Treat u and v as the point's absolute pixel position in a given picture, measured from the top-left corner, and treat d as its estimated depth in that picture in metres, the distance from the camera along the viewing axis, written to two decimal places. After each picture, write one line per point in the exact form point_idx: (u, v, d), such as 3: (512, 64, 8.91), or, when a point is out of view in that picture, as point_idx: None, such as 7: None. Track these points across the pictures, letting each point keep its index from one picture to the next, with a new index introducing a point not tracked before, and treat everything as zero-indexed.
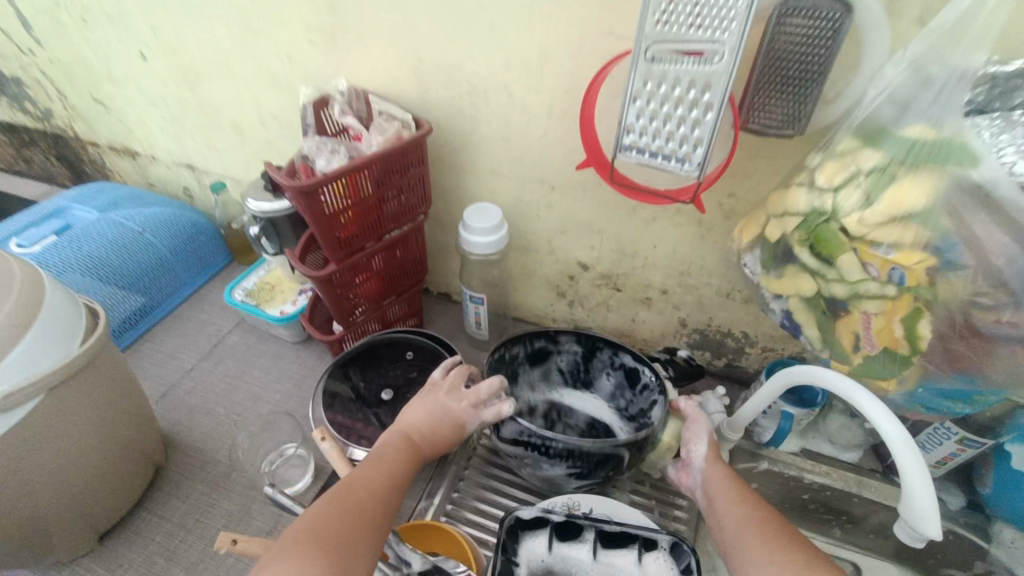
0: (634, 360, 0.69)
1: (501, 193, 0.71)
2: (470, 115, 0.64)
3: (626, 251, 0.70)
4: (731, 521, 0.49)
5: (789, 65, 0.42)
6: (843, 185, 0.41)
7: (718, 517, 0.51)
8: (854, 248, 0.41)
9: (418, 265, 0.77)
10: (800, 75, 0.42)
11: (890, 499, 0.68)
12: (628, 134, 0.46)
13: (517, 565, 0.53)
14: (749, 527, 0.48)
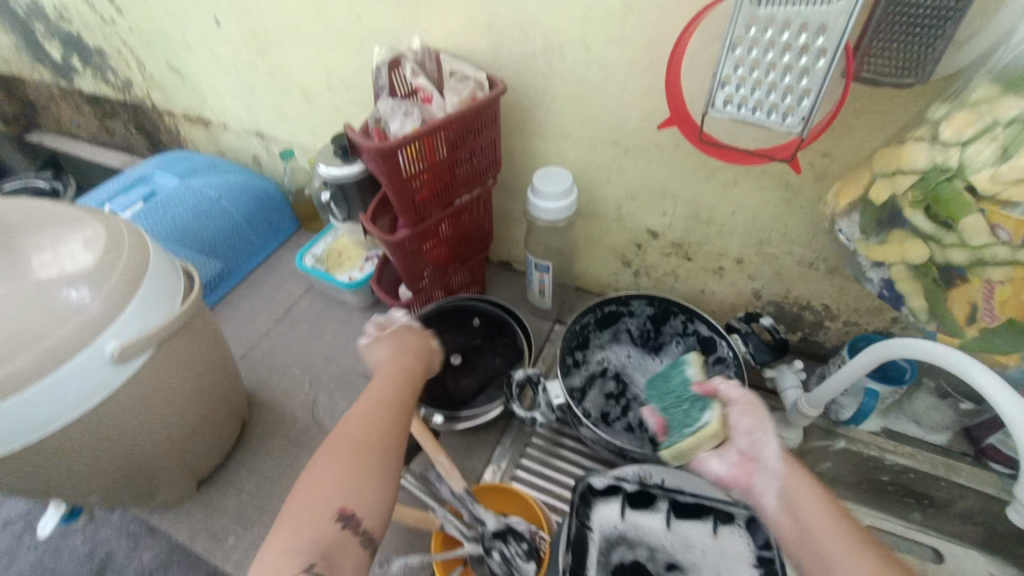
0: (710, 330, 0.70)
1: (572, 156, 0.69)
2: (543, 74, 0.62)
3: (701, 217, 0.67)
4: (833, 553, 0.42)
5: (919, 5, 0.38)
6: (975, 138, 0.37)
7: (814, 537, 0.43)
8: (982, 209, 0.37)
9: (484, 232, 0.77)
10: (931, 15, 0.38)
11: (982, 484, 0.64)
12: (724, 87, 0.43)
13: (590, 531, 0.54)
14: (849, 556, 0.41)
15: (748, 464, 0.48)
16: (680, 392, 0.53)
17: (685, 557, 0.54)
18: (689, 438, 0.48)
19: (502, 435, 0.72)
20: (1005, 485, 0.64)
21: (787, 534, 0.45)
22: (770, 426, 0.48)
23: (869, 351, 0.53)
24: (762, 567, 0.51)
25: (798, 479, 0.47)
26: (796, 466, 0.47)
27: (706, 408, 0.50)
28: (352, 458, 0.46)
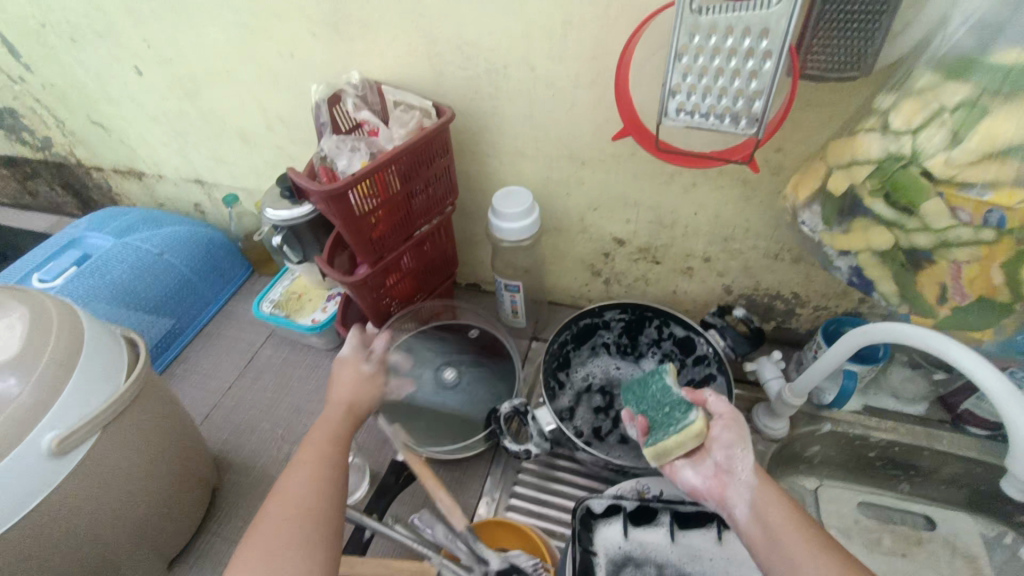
0: (685, 330, 0.71)
1: (529, 174, 0.68)
2: (490, 94, 0.60)
3: (665, 221, 0.67)
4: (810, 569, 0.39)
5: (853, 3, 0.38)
6: (925, 125, 0.38)
7: (783, 540, 0.41)
8: (940, 193, 0.37)
9: (451, 257, 0.75)
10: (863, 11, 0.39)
11: (965, 449, 0.65)
12: (674, 96, 0.43)
13: (595, 555, 0.52)
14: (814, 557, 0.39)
15: (721, 476, 0.48)
16: (663, 398, 0.54)
17: (693, 569, 0.53)
18: (674, 435, 0.49)
19: (492, 463, 0.69)
20: (987, 446, 0.65)
21: (755, 543, 0.43)
22: (751, 442, 0.48)
23: (845, 338, 0.53)
24: None
25: (769, 488, 0.46)
26: (770, 483, 0.46)
27: (691, 408, 0.50)
28: (284, 526, 0.40)
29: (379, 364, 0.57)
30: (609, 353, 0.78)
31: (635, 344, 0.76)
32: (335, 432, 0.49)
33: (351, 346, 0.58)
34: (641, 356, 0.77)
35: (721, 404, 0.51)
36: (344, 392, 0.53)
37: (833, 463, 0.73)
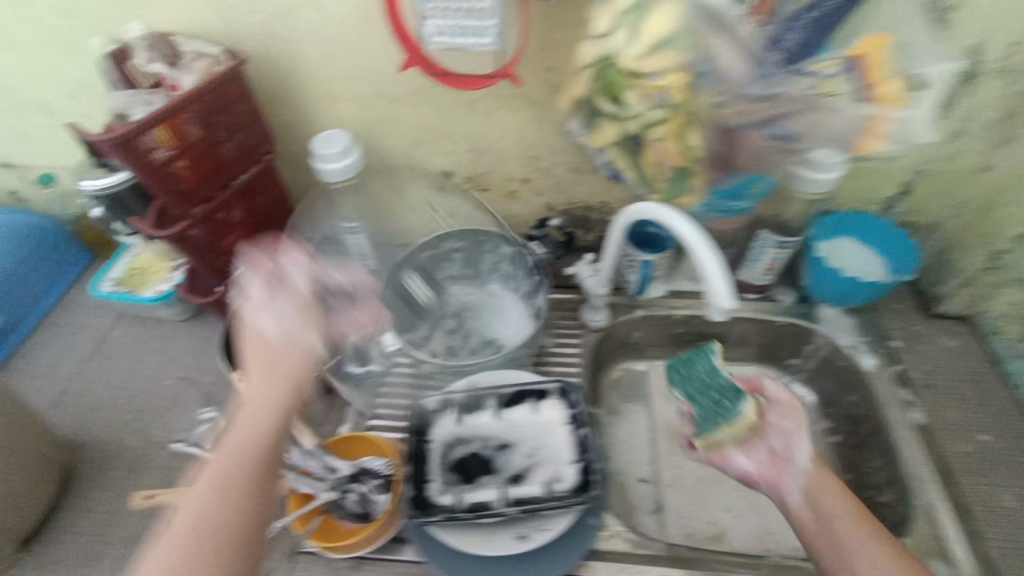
0: (512, 247, 0.79)
1: (346, 116, 0.71)
2: (284, 38, 0.63)
3: (480, 149, 0.74)
4: (860, 554, 0.51)
5: None
6: (615, 28, 0.45)
7: (830, 523, 0.54)
8: (633, 82, 0.46)
9: (287, 207, 0.78)
10: None
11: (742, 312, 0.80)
12: (430, 19, 0.51)
13: (431, 442, 0.61)
14: (867, 551, 0.51)
15: (776, 462, 0.61)
16: (710, 379, 0.63)
17: (515, 436, 0.62)
18: (729, 426, 0.61)
19: (354, 395, 0.77)
20: (758, 306, 0.80)
21: (805, 523, 0.56)
22: (803, 429, 0.62)
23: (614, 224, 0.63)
24: (575, 421, 0.62)
25: (822, 478, 0.58)
26: (825, 475, 0.58)
27: (738, 398, 0.63)
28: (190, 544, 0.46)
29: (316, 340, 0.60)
30: (455, 280, 0.84)
31: (477, 266, 0.83)
32: (259, 439, 0.53)
33: (276, 329, 0.59)
34: (485, 276, 0.83)
35: (783, 393, 0.65)
36: (264, 398, 0.56)
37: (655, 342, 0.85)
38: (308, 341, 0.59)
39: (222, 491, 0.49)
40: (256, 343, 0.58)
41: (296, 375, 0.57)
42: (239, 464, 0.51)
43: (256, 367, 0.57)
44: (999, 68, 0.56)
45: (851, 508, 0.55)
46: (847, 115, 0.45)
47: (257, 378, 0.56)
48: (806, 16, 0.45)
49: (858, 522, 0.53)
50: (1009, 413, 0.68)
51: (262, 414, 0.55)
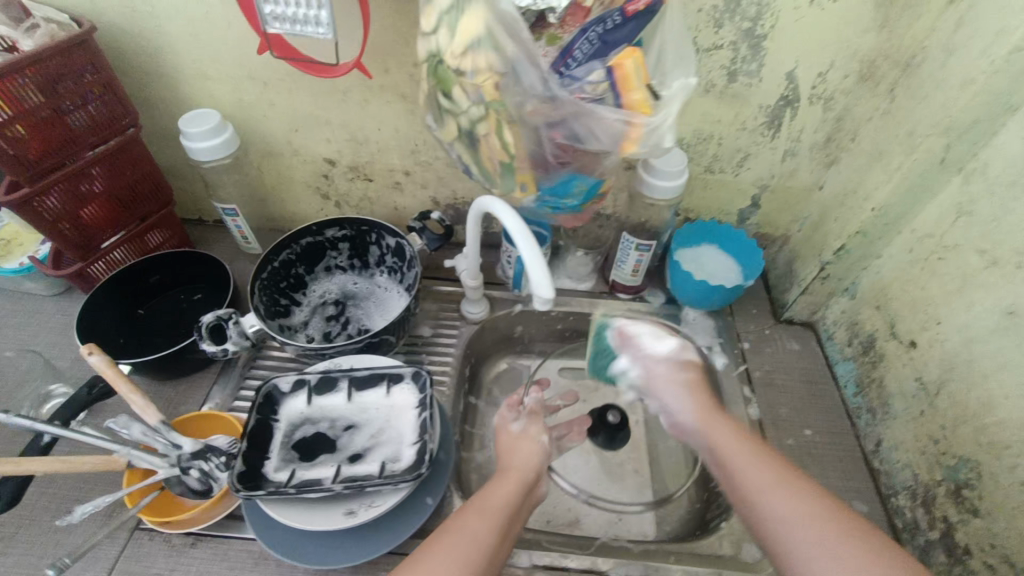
0: (394, 238, 0.79)
1: (221, 96, 0.71)
2: (147, 13, 0.63)
3: (359, 138, 0.75)
4: (771, 499, 0.47)
5: None
6: (437, 27, 0.48)
7: (727, 467, 0.52)
8: (456, 79, 0.48)
9: (160, 183, 0.77)
10: None
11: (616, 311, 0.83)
12: (266, 4, 0.50)
13: (276, 421, 0.61)
14: (769, 490, 0.48)
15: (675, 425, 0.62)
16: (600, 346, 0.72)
17: (362, 418, 0.63)
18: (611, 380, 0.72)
19: (219, 376, 0.75)
20: (630, 305, 0.84)
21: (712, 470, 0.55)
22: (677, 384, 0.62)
23: (468, 217, 0.63)
24: (421, 405, 0.62)
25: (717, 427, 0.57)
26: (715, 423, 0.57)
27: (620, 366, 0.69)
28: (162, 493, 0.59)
29: (541, 428, 0.68)
30: (340, 268, 0.85)
31: (362, 255, 0.84)
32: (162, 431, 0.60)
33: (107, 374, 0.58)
34: (370, 266, 0.84)
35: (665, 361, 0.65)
36: (516, 461, 0.61)
37: (539, 337, 0.88)
38: (536, 441, 0.65)
39: (514, 483, 0.58)
40: (511, 445, 0.65)
41: (529, 467, 0.61)
42: (501, 484, 0.57)
43: (514, 460, 0.62)
44: (812, 96, 0.63)
45: (746, 446, 0.53)
46: (604, 117, 0.45)
47: (509, 461, 0.61)
48: (592, 28, 0.45)
49: (745, 454, 0.52)
50: (834, 414, 0.73)
51: (523, 476, 0.59)
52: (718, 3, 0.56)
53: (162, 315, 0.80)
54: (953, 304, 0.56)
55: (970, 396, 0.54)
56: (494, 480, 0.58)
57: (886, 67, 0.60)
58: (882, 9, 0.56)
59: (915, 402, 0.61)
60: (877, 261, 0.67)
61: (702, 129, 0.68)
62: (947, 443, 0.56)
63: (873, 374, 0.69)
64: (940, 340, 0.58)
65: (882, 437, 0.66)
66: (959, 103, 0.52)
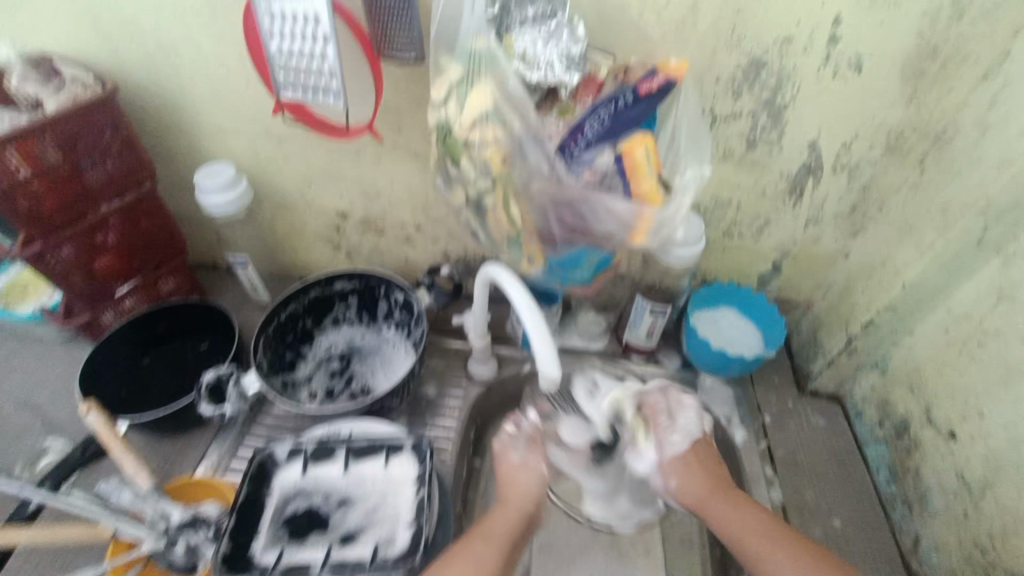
0: (404, 293, 0.77)
1: (237, 151, 0.72)
2: (170, 73, 0.64)
3: (370, 193, 0.74)
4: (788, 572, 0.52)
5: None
6: (446, 98, 0.46)
7: (746, 546, 0.56)
8: (465, 151, 0.47)
9: (173, 232, 0.77)
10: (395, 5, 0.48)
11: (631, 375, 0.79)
12: (279, 73, 0.50)
13: (268, 492, 0.59)
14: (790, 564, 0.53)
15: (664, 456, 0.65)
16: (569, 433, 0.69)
17: (357, 492, 0.60)
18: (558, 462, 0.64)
19: (218, 433, 0.73)
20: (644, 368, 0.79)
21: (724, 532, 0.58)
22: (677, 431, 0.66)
23: (477, 277, 0.62)
24: (421, 481, 0.59)
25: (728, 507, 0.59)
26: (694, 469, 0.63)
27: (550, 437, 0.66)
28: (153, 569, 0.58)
29: (536, 457, 0.64)
30: (348, 319, 0.83)
31: (370, 307, 0.82)
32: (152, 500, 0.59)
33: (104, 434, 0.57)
34: (378, 318, 0.82)
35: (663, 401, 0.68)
36: (510, 491, 0.61)
37: None
38: (538, 474, 0.63)
39: (515, 517, 0.59)
40: (504, 471, 0.63)
41: (523, 495, 0.61)
42: (503, 517, 0.58)
43: (507, 493, 0.61)
44: (836, 165, 0.60)
45: (721, 501, 0.60)
46: (616, 206, 0.44)
47: (506, 492, 0.61)
48: (603, 107, 0.44)
49: (729, 512, 0.59)
50: (865, 502, 0.67)
51: (520, 509, 0.60)
52: (737, 73, 0.54)
53: (165, 365, 0.77)
54: (998, 398, 0.52)
55: (1020, 504, 0.49)
56: (494, 511, 0.59)
57: (915, 140, 0.56)
58: (910, 83, 0.53)
59: (956, 502, 0.57)
60: (911, 339, 0.63)
61: (720, 195, 0.65)
62: (996, 554, 0.51)
63: (909, 462, 0.64)
64: (983, 435, 0.54)
65: (920, 534, 0.62)
66: (997, 184, 0.50)
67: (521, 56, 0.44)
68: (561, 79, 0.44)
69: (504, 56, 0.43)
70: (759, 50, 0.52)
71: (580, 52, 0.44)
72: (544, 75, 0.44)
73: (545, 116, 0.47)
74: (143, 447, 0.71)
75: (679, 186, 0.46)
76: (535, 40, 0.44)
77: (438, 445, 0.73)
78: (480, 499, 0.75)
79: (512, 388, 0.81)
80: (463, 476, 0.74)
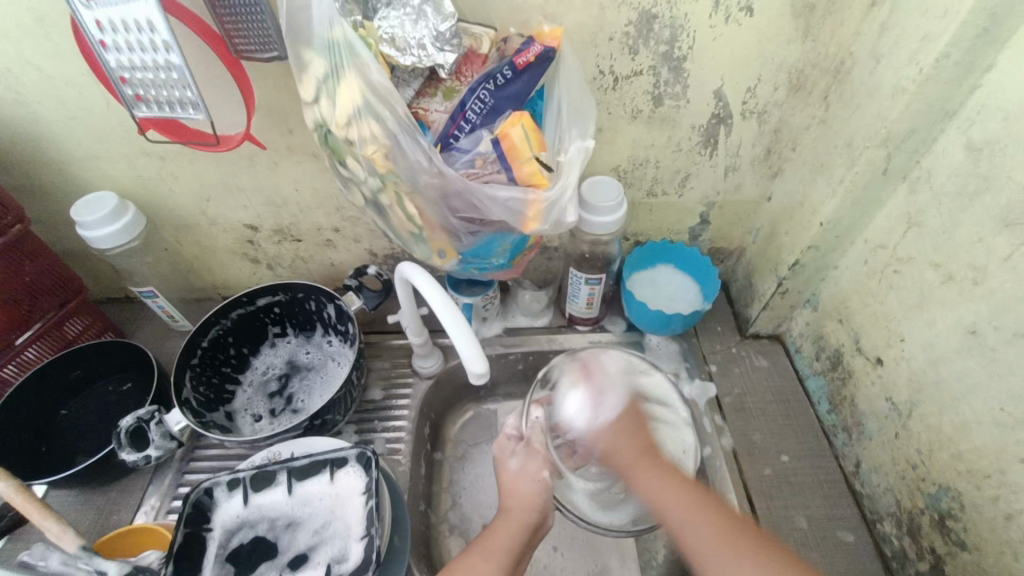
0: (333, 302, 0.72)
1: (118, 177, 0.65)
2: (13, 100, 0.57)
3: (276, 201, 0.69)
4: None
5: None
6: (316, 96, 0.42)
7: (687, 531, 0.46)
8: (346, 150, 0.43)
9: (66, 273, 0.71)
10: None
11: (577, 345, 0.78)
12: (126, 89, 0.45)
13: (208, 530, 0.56)
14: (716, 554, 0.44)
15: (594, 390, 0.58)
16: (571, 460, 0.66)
17: (304, 512, 0.57)
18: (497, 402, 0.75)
19: (154, 474, 0.69)
20: (591, 336, 0.78)
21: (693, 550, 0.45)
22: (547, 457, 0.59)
23: (395, 278, 0.59)
24: (369, 490, 0.57)
25: (657, 487, 0.50)
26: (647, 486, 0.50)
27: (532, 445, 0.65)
28: None
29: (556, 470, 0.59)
30: (284, 339, 0.78)
31: (304, 323, 0.77)
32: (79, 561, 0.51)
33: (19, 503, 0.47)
34: (315, 332, 0.78)
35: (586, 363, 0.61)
36: (516, 496, 0.56)
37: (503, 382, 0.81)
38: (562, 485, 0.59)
39: (514, 530, 0.53)
40: (523, 491, 0.56)
41: (539, 508, 0.56)
42: (504, 529, 0.54)
43: (515, 496, 0.56)
44: (744, 111, 0.60)
45: (644, 465, 0.52)
46: (502, 195, 0.43)
47: (504, 536, 0.53)
48: (481, 86, 0.42)
49: (655, 475, 0.51)
50: (810, 433, 0.70)
51: (527, 520, 0.55)
52: (630, 29, 0.51)
53: (87, 415, 0.71)
54: (914, 321, 0.53)
55: (941, 419, 0.51)
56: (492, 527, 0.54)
57: (816, 76, 0.56)
58: (802, 19, 0.52)
59: (889, 423, 0.58)
60: (836, 274, 0.64)
61: (636, 155, 0.64)
62: (925, 468, 0.54)
63: (845, 391, 0.66)
64: (906, 359, 0.55)
65: (860, 458, 0.64)
66: (893, 114, 0.49)
67: (390, 41, 0.40)
68: (436, 62, 0.41)
69: (364, 46, 0.39)
70: (650, 1, 0.50)
71: (451, 30, 0.40)
72: (418, 58, 0.40)
73: (430, 100, 0.44)
74: (74, 504, 0.67)
75: (563, 168, 0.46)
76: (402, 22, 0.40)
77: (391, 448, 0.70)
78: (445, 491, 0.73)
79: (462, 378, 0.78)
80: (423, 474, 0.72)
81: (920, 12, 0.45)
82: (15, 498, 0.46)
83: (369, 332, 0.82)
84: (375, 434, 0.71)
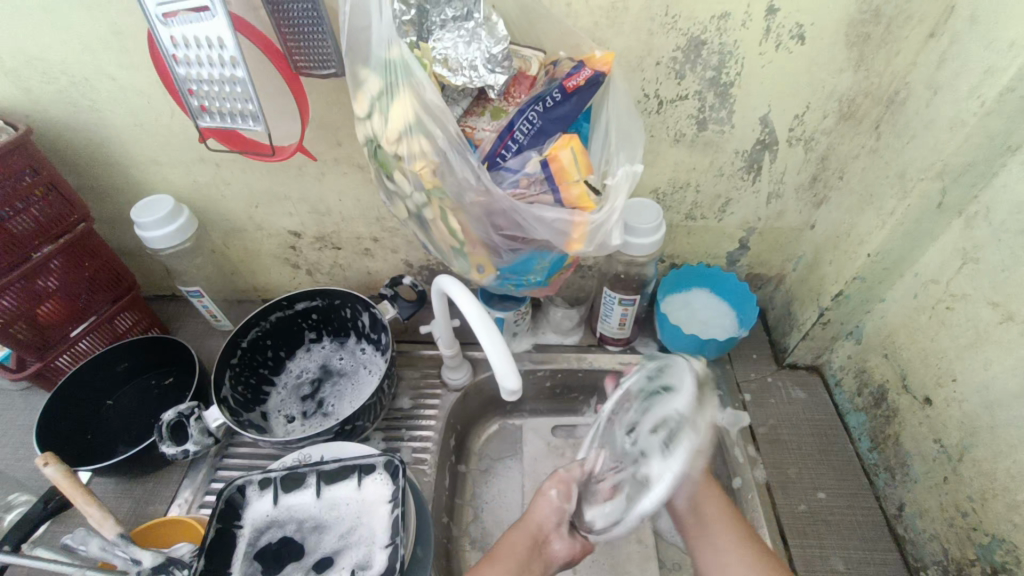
0: (368, 310, 0.74)
1: (175, 180, 0.69)
2: (88, 107, 0.61)
3: (321, 210, 0.71)
4: None
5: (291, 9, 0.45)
6: (370, 112, 0.43)
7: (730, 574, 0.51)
8: (395, 164, 0.44)
9: (121, 269, 0.74)
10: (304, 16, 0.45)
11: (607, 365, 0.77)
12: (193, 99, 0.47)
13: (239, 528, 0.57)
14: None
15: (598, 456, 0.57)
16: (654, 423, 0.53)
17: (331, 516, 0.58)
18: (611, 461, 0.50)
19: (189, 469, 0.71)
20: (622, 357, 0.77)
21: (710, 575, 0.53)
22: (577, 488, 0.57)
23: (431, 289, 0.60)
24: (395, 499, 0.57)
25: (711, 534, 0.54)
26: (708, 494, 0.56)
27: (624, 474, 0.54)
28: None
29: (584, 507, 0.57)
30: (319, 344, 0.80)
31: (339, 329, 0.79)
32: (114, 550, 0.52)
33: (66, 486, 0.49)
34: (349, 339, 0.79)
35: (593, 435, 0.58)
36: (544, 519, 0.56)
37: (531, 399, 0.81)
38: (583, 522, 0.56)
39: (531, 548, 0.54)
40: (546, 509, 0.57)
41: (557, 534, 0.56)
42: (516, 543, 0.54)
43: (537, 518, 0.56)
44: (791, 138, 0.59)
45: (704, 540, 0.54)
46: (548, 215, 0.44)
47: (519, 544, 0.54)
48: (531, 107, 0.43)
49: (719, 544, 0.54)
50: (849, 471, 0.67)
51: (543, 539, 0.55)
52: (678, 54, 0.52)
53: (130, 406, 0.74)
54: (967, 361, 0.51)
55: (996, 467, 0.49)
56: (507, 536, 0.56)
57: (868, 105, 0.55)
58: (856, 48, 0.51)
59: (936, 467, 0.56)
60: (882, 307, 0.62)
61: (677, 178, 0.63)
62: (976, 518, 0.51)
63: (888, 429, 0.63)
64: (957, 400, 0.53)
65: (904, 501, 0.61)
66: (950, 146, 0.48)
67: (443, 61, 0.41)
68: (487, 82, 0.42)
69: (420, 65, 0.40)
70: (700, 27, 0.50)
71: (504, 52, 0.41)
72: (468, 78, 0.41)
73: (478, 119, 0.45)
74: (113, 492, 0.70)
75: (610, 192, 0.46)
76: (456, 43, 0.41)
77: (417, 458, 0.71)
78: (468, 504, 0.73)
79: (490, 392, 0.78)
80: (447, 486, 0.72)
81: (986, 44, 0.44)
82: (64, 480, 0.49)
83: (401, 340, 0.83)
84: (402, 444, 0.72)
